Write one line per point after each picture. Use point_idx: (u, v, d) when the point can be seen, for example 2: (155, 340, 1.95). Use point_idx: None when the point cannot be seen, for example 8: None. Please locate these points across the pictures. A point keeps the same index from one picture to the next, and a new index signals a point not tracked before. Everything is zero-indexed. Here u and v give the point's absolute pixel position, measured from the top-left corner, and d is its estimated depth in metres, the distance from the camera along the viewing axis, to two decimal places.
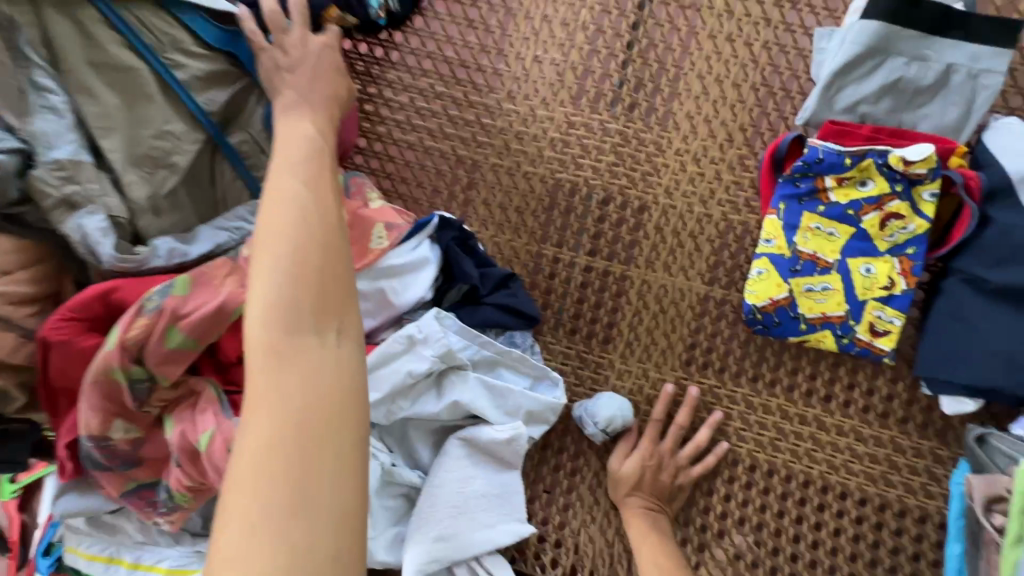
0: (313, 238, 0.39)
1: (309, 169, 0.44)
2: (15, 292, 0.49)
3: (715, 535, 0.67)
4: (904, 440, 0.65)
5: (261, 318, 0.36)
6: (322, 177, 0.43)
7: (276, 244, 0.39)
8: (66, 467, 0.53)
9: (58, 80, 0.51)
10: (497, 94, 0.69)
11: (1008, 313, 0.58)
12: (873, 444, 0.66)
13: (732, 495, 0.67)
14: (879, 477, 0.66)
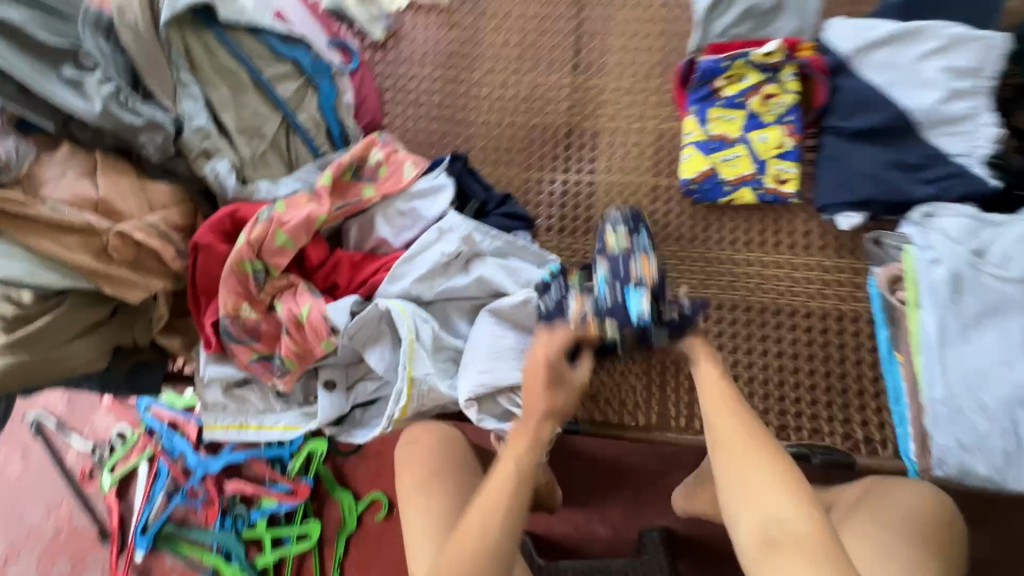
0: (496, 513, 0.57)
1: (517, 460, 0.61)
2: (173, 220, 0.72)
3: (700, 362, 0.85)
4: (827, 262, 0.84)
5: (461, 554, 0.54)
6: (521, 469, 0.60)
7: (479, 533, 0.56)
8: (211, 341, 0.74)
9: (194, 78, 0.74)
10: (478, 70, 0.95)
11: (864, 147, 0.80)
12: (805, 269, 0.85)
13: (706, 329, 0.86)
14: (817, 293, 0.84)
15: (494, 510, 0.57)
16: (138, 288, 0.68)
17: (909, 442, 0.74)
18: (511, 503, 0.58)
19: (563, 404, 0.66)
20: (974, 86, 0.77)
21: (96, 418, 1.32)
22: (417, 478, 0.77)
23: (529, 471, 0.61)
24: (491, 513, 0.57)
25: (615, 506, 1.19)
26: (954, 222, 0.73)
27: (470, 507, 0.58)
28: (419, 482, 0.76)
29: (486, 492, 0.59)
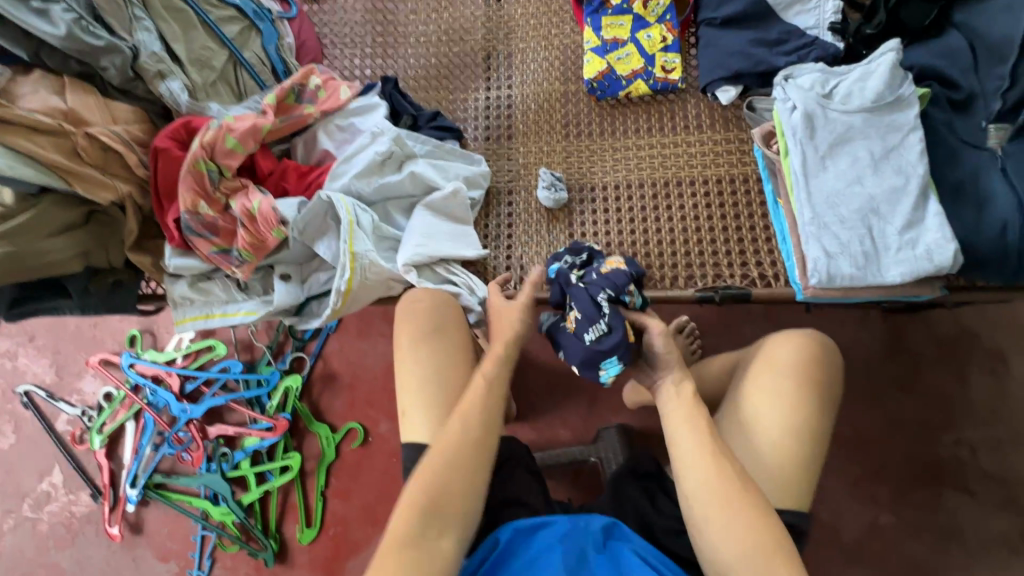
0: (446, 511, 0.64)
1: (465, 485, 0.66)
2: (137, 135, 0.84)
3: (617, 234, 0.96)
4: (717, 136, 0.96)
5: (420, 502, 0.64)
6: (470, 488, 0.66)
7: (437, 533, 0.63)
8: (175, 236, 0.84)
9: (146, 14, 0.86)
10: (404, 13, 1.09)
11: (729, 31, 0.94)
12: (700, 143, 0.96)
13: (620, 206, 0.97)
14: (711, 162, 0.95)
15: (491, 400, 0.71)
16: (107, 188, 0.80)
17: (793, 268, 0.84)
18: (500, 396, 0.73)
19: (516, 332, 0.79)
20: None
21: (83, 385, 1.40)
22: (413, 336, 0.82)
23: (480, 461, 0.68)
24: (490, 405, 0.71)
25: (574, 410, 1.27)
26: (808, 75, 0.86)
27: (466, 414, 0.70)
28: (421, 337, 0.81)
29: (469, 407, 0.71)
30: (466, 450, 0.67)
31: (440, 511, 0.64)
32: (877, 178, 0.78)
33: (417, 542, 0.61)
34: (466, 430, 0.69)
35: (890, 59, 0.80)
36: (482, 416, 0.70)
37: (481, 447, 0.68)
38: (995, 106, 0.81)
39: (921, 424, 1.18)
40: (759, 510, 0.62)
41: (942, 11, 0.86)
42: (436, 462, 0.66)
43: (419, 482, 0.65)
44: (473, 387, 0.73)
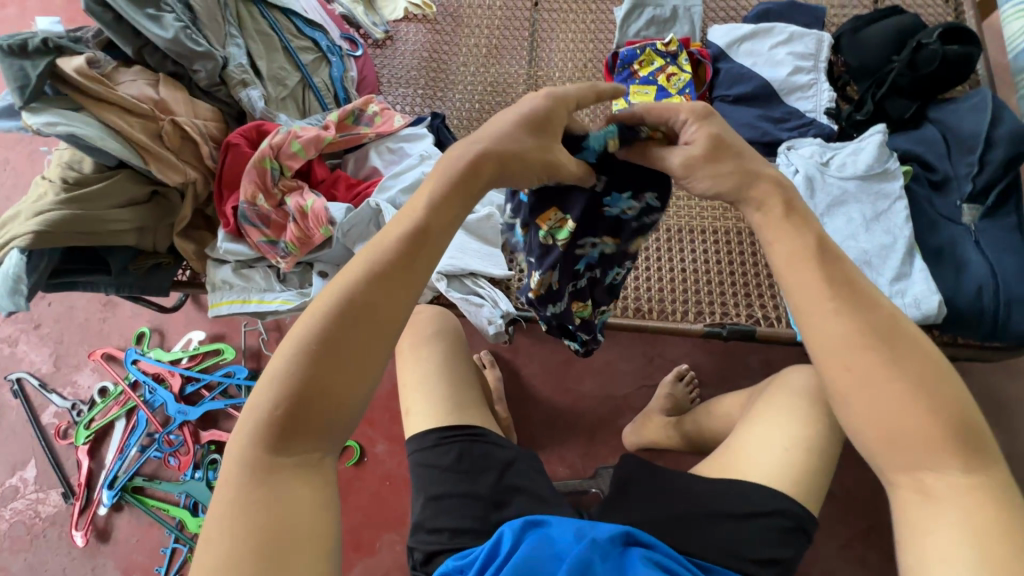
0: (311, 428, 0.46)
1: (337, 383, 0.46)
2: (214, 133, 0.94)
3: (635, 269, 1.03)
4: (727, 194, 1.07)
5: (274, 414, 0.45)
6: (344, 389, 0.46)
7: (301, 460, 0.46)
8: (230, 223, 0.91)
9: (239, 35, 0.99)
10: (456, 64, 1.23)
11: (739, 107, 1.09)
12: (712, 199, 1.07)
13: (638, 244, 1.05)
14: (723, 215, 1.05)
15: (408, 260, 0.49)
16: (178, 170, 0.86)
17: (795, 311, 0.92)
18: (429, 260, 0.50)
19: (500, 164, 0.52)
20: (810, 66, 1.08)
21: (79, 377, 1.38)
22: (416, 339, 0.83)
23: (364, 346, 0.47)
24: (413, 277, 0.49)
25: (573, 447, 1.28)
26: (808, 146, 0.99)
27: (366, 277, 0.48)
28: (423, 339, 0.82)
29: (380, 268, 0.48)
30: (371, 341, 0.47)
31: (314, 424, 0.46)
32: (870, 235, 0.89)
33: (286, 462, 0.45)
34: (368, 305, 0.47)
35: (878, 139, 0.94)
36: (386, 284, 0.48)
37: (382, 337, 0.47)
38: (967, 187, 0.93)
39: None
40: (928, 379, 0.48)
41: (919, 109, 1.02)
42: (323, 344, 0.45)
43: (292, 377, 0.45)
44: (385, 241, 0.49)
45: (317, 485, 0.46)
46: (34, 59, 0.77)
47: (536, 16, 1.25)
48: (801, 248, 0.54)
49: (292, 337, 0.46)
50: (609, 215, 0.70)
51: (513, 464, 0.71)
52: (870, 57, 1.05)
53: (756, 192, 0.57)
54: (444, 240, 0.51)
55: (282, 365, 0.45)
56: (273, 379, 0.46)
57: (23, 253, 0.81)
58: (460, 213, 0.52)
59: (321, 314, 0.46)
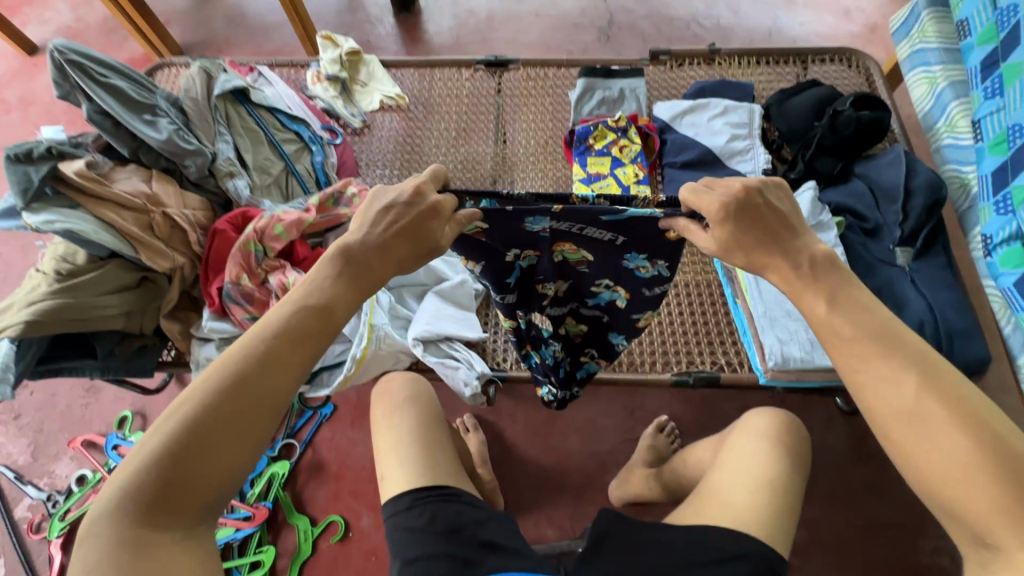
0: (191, 501, 0.50)
1: (222, 458, 0.51)
2: (202, 221, 1.01)
3: None
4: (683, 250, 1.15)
5: (153, 488, 0.49)
6: (227, 463, 0.51)
7: (178, 532, 0.50)
8: (215, 302, 0.97)
9: (227, 132, 1.09)
10: (429, 147, 1.35)
11: (685, 173, 1.20)
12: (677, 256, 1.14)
13: None
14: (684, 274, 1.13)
15: (290, 346, 0.55)
16: (165, 256, 0.93)
17: (755, 356, 0.97)
18: (315, 345, 0.56)
19: (380, 260, 0.59)
20: (745, 133, 1.21)
21: (56, 467, 1.36)
22: (387, 407, 0.86)
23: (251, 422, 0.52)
24: (295, 360, 0.55)
25: (561, 507, 1.27)
26: None
27: (249, 362, 0.53)
28: (394, 407, 0.86)
29: (263, 353, 0.53)
30: (250, 421, 0.52)
31: (188, 499, 0.50)
32: None
33: (157, 537, 0.48)
34: (248, 388, 0.52)
35: (811, 195, 1.04)
36: (268, 368, 0.53)
37: (261, 417, 0.53)
38: (897, 233, 1.02)
39: (896, 527, 1.22)
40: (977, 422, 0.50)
41: (846, 166, 1.14)
42: (203, 424, 0.50)
43: (168, 455, 0.49)
44: (272, 326, 0.55)
45: (190, 556, 0.50)
46: (38, 165, 0.85)
47: (500, 101, 1.39)
48: (855, 333, 0.54)
49: (170, 415, 0.50)
50: (631, 276, 0.75)
51: (487, 521, 0.73)
52: (797, 122, 1.18)
53: (773, 274, 0.59)
54: (331, 324, 0.57)
55: (157, 446, 0.49)
56: (147, 456, 0.49)
57: (14, 342, 0.85)
58: (349, 301, 0.59)
59: (201, 395, 0.51)
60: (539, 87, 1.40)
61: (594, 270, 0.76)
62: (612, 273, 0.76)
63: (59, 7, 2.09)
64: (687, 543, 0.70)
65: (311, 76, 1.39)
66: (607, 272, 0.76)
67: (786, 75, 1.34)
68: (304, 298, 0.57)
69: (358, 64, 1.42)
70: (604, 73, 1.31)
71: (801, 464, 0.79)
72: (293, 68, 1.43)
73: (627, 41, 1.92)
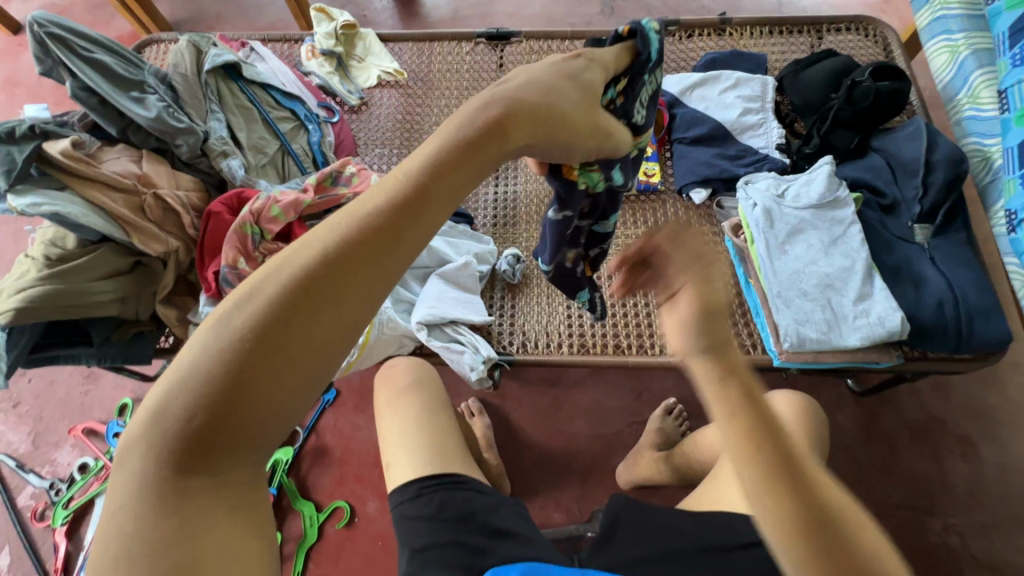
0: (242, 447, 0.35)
1: (289, 386, 0.35)
2: (196, 203, 0.97)
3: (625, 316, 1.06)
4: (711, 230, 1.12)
5: (192, 419, 0.33)
6: (296, 393, 0.36)
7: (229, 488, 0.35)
8: (210, 287, 0.93)
9: (220, 109, 1.05)
10: (429, 124, 1.31)
11: (697, 148, 1.16)
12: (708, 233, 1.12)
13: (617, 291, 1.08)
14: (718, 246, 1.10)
15: (379, 237, 0.39)
16: (159, 240, 0.89)
17: (768, 337, 0.94)
18: (408, 235, 0.41)
19: (519, 133, 0.47)
20: (758, 107, 1.16)
21: (58, 455, 1.34)
22: (393, 393, 0.84)
23: (325, 335, 0.36)
24: (370, 258, 0.39)
25: (568, 491, 1.26)
26: (763, 180, 1.04)
27: (329, 251, 0.38)
28: (400, 392, 0.83)
29: (358, 234, 0.39)
30: (323, 336, 0.36)
31: (237, 435, 0.34)
32: (829, 259, 0.93)
33: (201, 487, 0.34)
34: (325, 290, 0.37)
35: (827, 170, 1.00)
36: (349, 259, 0.38)
37: (340, 328, 0.37)
38: (916, 209, 0.99)
39: (904, 507, 1.22)
40: None
41: (863, 140, 1.10)
42: (263, 335, 0.35)
43: (217, 381, 0.34)
44: (362, 214, 0.40)
45: (246, 524, 0.35)
46: (22, 145, 0.81)
47: (502, 76, 1.34)
48: None
49: (209, 333, 0.35)
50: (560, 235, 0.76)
51: (498, 507, 0.71)
52: (811, 92, 1.13)
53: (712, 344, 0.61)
54: (436, 210, 0.43)
55: (204, 367, 0.34)
56: (185, 384, 0.34)
57: (4, 330, 0.82)
58: (455, 180, 0.44)
59: (259, 304, 0.35)
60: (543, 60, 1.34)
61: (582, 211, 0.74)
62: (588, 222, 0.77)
63: None
64: (701, 530, 0.68)
65: (305, 51, 1.34)
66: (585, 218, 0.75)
67: (800, 45, 1.28)
68: (401, 177, 0.42)
69: (354, 38, 1.36)
70: None
71: (818, 448, 0.77)
72: (287, 43, 1.37)
73: (631, 13, 1.86)
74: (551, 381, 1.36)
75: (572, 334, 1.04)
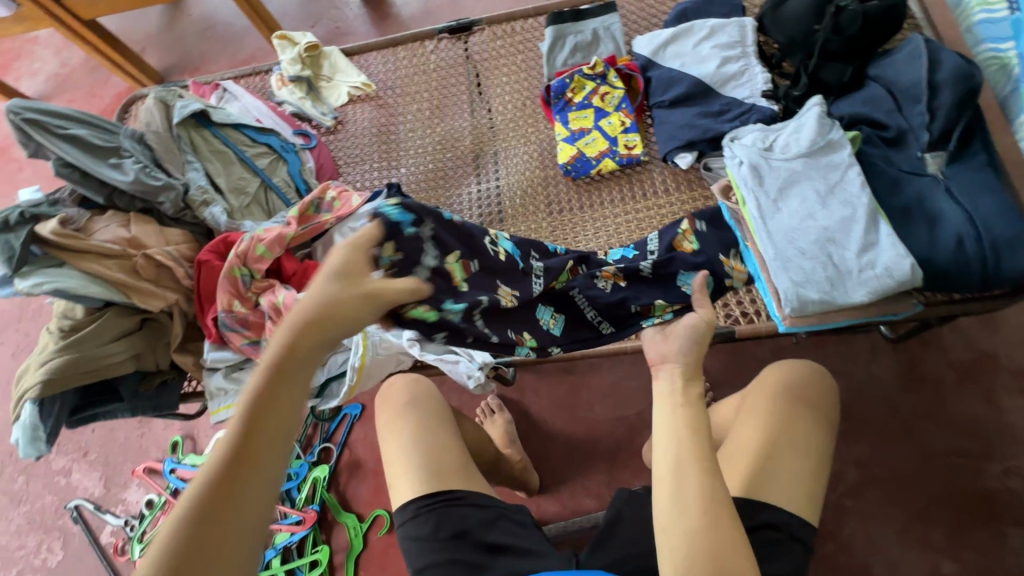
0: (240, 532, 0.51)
1: (235, 493, 0.52)
2: (188, 254, 1.01)
3: None
4: (705, 194, 1.07)
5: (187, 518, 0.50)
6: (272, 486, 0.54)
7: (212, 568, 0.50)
8: (212, 332, 0.97)
9: (197, 158, 1.08)
10: (403, 132, 1.30)
11: (678, 110, 1.09)
12: (694, 200, 1.07)
13: None
14: (708, 213, 1.05)
15: (257, 424, 0.55)
16: (157, 297, 0.94)
17: (771, 302, 0.89)
18: (283, 392, 0.57)
19: (300, 346, 0.58)
20: (738, 53, 1.07)
21: (128, 494, 1.47)
22: (393, 411, 0.84)
23: (240, 460, 0.53)
24: (277, 410, 0.56)
25: (596, 476, 1.26)
26: (749, 134, 0.98)
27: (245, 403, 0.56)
28: (399, 411, 0.83)
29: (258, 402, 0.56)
30: (262, 469, 0.54)
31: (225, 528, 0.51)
32: (827, 211, 0.86)
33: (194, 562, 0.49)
34: (244, 468, 0.53)
35: (817, 112, 0.92)
36: (265, 406, 0.55)
37: (275, 447, 0.55)
38: (925, 137, 0.89)
39: (957, 453, 1.14)
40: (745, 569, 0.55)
41: (857, 71, 1.00)
42: (247, 455, 0.53)
43: (207, 490, 0.51)
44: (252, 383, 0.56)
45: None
46: (16, 231, 0.87)
47: (471, 69, 1.30)
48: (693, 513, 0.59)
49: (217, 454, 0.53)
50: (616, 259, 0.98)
51: (495, 521, 0.73)
52: (794, 26, 1.04)
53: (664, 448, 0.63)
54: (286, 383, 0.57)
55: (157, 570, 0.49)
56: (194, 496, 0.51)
57: (36, 403, 0.90)
58: (284, 376, 0.57)
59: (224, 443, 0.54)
60: (508, 45, 1.29)
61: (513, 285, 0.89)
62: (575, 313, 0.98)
63: (45, 56, 2.13)
64: None
65: (275, 79, 1.35)
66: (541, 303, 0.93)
67: None
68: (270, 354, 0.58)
69: (319, 58, 1.35)
70: (571, 15, 1.19)
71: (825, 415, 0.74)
72: (258, 76, 1.39)
73: None
74: (566, 369, 1.35)
75: None
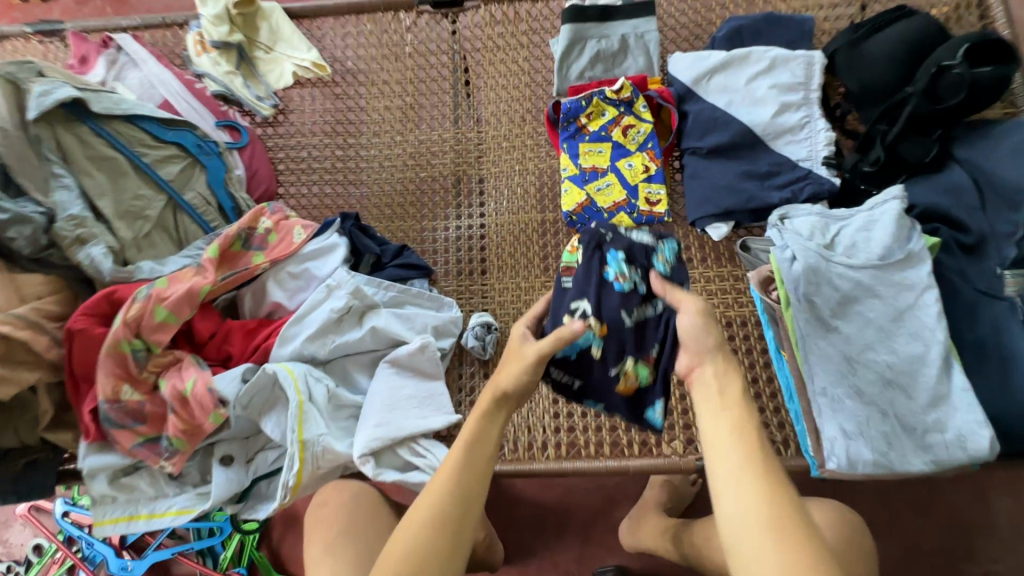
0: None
1: (433, 536, 0.53)
2: (54, 310, 0.73)
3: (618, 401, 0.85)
4: (736, 272, 0.88)
5: (395, 561, 0.52)
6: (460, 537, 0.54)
7: None
8: (89, 429, 0.72)
9: (67, 169, 0.78)
10: (365, 135, 1.01)
11: (719, 162, 0.86)
12: (721, 280, 0.88)
13: None
14: (734, 300, 0.87)
15: (483, 454, 0.60)
16: (9, 381, 0.67)
17: (806, 440, 0.74)
18: (498, 425, 0.62)
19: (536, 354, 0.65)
20: (801, 99, 0.85)
21: (11, 535, 1.24)
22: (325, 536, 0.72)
23: (444, 510, 0.55)
24: (490, 439, 0.61)
25: (565, 550, 1.14)
26: (804, 218, 0.78)
27: (478, 422, 0.62)
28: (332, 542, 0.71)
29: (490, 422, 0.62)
30: (468, 512, 0.56)
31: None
32: (893, 345, 0.70)
33: None
34: (444, 532, 0.54)
35: (894, 208, 0.74)
36: (484, 434, 0.61)
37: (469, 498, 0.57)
38: (1010, 254, 0.74)
39: (943, 552, 1.09)
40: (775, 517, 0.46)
41: (940, 147, 0.81)
42: (451, 501, 0.56)
43: (420, 531, 0.54)
44: (509, 381, 0.63)
45: None
46: None
47: (457, 62, 1.02)
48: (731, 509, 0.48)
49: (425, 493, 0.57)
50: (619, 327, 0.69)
51: None
52: (875, 75, 0.83)
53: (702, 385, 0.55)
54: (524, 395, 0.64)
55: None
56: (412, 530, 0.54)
57: None
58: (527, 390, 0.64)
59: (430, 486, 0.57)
60: (507, 36, 1.01)
61: (644, 355, 0.70)
62: (622, 403, 0.73)
63: None
64: None
65: (192, 41, 1.00)
66: (656, 378, 0.71)
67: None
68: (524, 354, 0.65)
69: (255, 18, 1.01)
70: (596, 12, 0.93)
71: None
72: (168, 29, 1.02)
73: None
74: None
75: (559, 425, 0.84)
